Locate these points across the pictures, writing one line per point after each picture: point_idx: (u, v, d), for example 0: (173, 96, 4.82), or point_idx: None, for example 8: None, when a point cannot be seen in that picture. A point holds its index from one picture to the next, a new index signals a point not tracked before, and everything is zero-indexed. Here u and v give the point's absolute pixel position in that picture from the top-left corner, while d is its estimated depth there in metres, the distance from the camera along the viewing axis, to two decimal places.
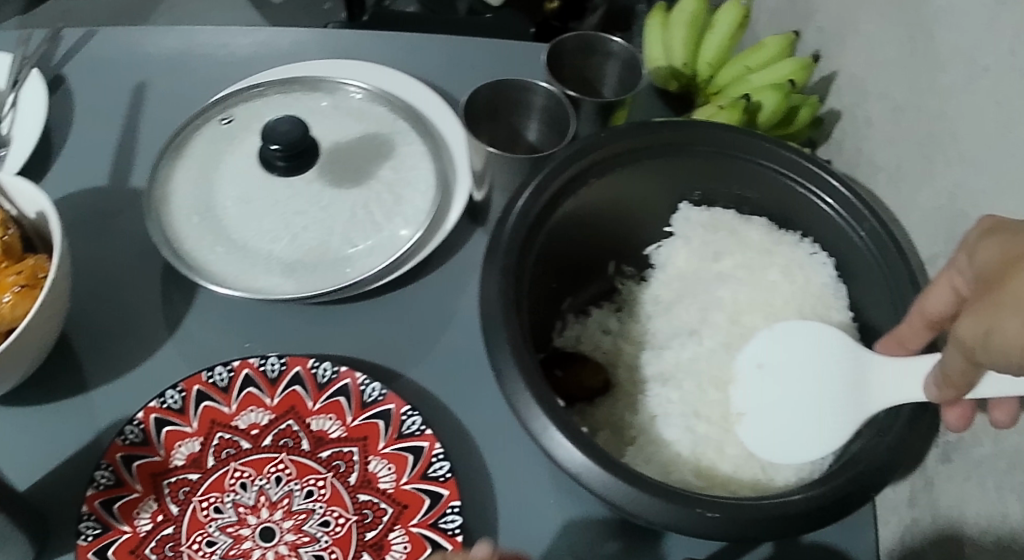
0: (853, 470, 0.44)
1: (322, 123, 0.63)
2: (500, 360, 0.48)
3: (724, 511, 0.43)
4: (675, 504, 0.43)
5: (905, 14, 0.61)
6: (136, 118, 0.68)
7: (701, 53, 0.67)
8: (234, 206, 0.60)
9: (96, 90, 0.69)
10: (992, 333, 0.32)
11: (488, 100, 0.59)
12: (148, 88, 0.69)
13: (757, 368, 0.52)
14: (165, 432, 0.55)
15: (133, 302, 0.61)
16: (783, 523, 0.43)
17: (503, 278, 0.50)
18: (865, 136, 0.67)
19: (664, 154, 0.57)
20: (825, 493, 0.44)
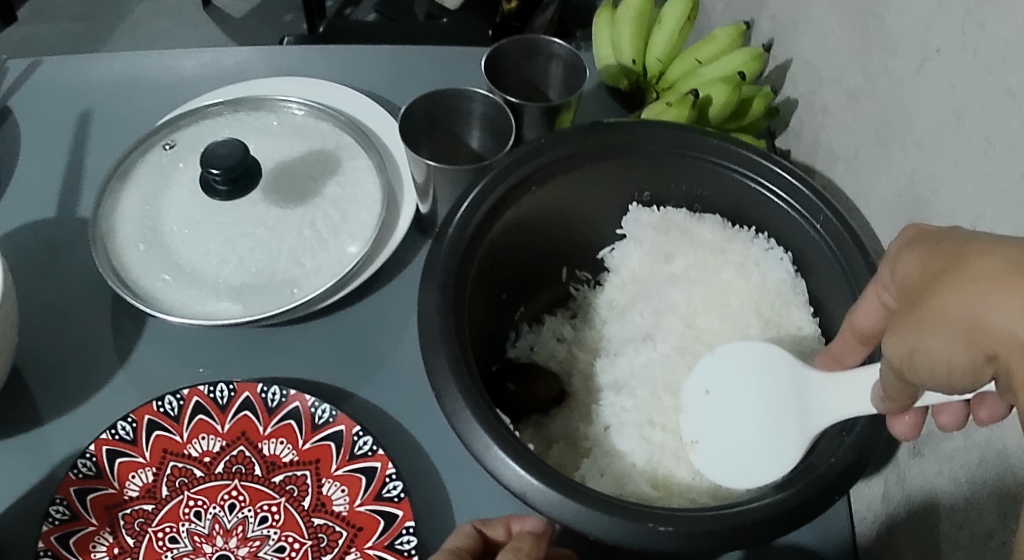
0: (813, 475, 0.42)
1: (266, 143, 0.63)
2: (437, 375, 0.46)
3: (677, 524, 0.41)
4: (631, 519, 0.40)
5: None
6: (83, 148, 0.67)
7: (650, 49, 0.65)
8: (180, 231, 0.60)
9: (42, 122, 0.68)
10: (916, 351, 0.28)
11: (428, 110, 0.58)
12: (94, 116, 0.69)
13: (706, 393, 0.49)
14: (119, 463, 0.54)
15: (83, 333, 0.61)
16: (741, 534, 0.41)
17: (442, 294, 0.48)
18: (821, 124, 0.65)
19: (609, 157, 0.55)
20: (785, 499, 0.41)
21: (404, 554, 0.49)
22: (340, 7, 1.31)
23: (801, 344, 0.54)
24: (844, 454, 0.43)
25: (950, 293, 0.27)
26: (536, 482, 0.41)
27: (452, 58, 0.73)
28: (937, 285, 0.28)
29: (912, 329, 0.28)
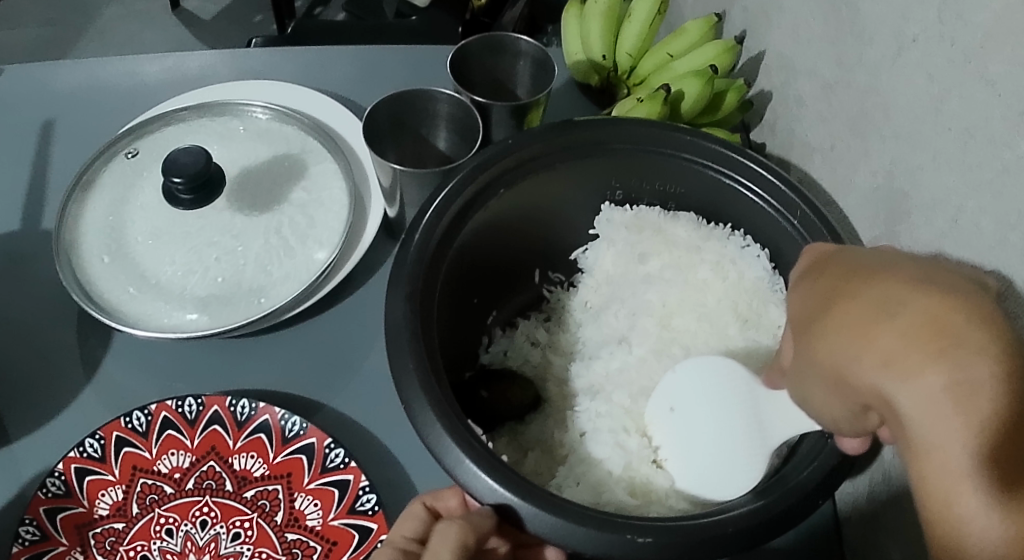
0: (790, 483, 0.41)
1: (230, 148, 0.61)
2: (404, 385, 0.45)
3: (656, 536, 0.39)
4: (607, 530, 0.39)
5: None
6: (45, 158, 0.66)
7: (620, 44, 0.64)
8: (144, 241, 0.58)
9: (2, 132, 0.67)
10: (810, 399, 0.32)
11: (393, 112, 0.56)
12: (56, 125, 0.67)
13: (670, 409, 0.49)
14: (87, 481, 0.53)
15: (49, 348, 0.59)
16: (717, 545, 0.40)
17: (409, 304, 0.46)
18: (796, 116, 0.64)
19: (581, 155, 0.54)
20: (762, 509, 0.41)
21: None
22: (311, 6, 1.29)
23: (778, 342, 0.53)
24: (822, 460, 0.42)
25: (860, 359, 0.26)
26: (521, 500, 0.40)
27: (420, 57, 0.72)
28: (840, 343, 0.27)
29: (833, 381, 0.29)
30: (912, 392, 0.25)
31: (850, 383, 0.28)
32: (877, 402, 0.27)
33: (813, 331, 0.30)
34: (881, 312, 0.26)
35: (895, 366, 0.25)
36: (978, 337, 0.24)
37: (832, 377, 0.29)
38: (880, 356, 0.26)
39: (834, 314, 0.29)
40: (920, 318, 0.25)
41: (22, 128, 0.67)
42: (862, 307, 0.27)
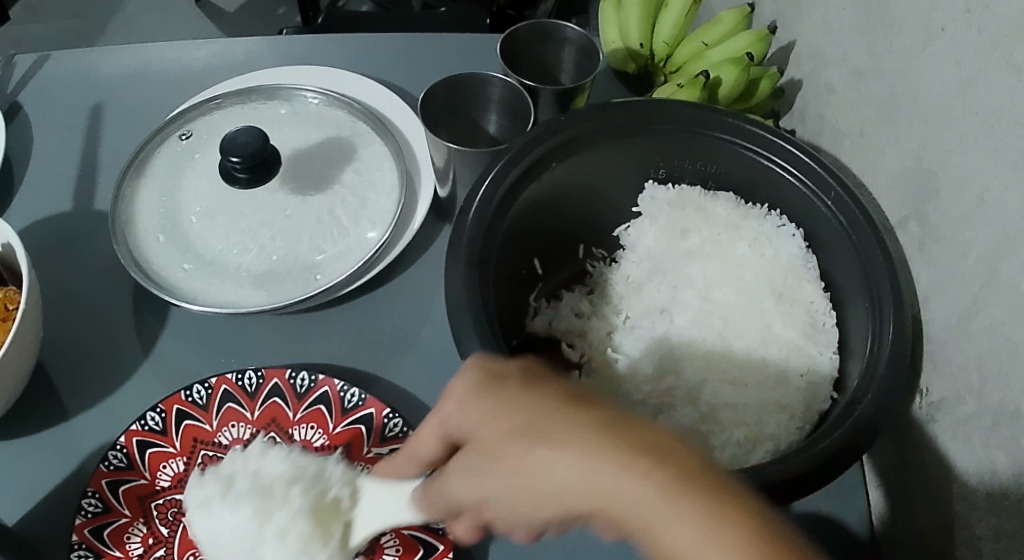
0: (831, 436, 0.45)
1: (282, 131, 0.63)
2: (468, 349, 0.48)
3: None
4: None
5: None
6: (96, 140, 0.67)
7: (657, 33, 0.66)
8: (199, 220, 0.60)
9: (54, 116, 0.69)
10: (483, 489, 0.34)
11: (447, 94, 0.59)
12: (103, 110, 0.69)
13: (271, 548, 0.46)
14: (149, 454, 0.55)
15: (105, 325, 0.61)
16: (765, 494, 0.42)
17: (468, 266, 0.49)
18: (827, 103, 0.66)
19: (626, 134, 0.56)
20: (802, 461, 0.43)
21: (442, 534, 0.50)
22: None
23: (811, 318, 0.55)
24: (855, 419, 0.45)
25: (644, 475, 0.30)
26: None
27: (462, 47, 0.74)
28: (569, 461, 0.32)
29: (561, 441, 0.32)
30: (617, 479, 0.31)
31: (624, 454, 0.31)
32: (595, 504, 0.31)
33: (485, 422, 0.35)
34: (597, 424, 0.32)
35: (628, 455, 0.31)
36: (665, 474, 0.30)
37: (602, 423, 0.32)
38: (594, 423, 0.32)
39: (568, 396, 0.34)
40: (618, 433, 0.32)
41: (70, 114, 0.69)
42: (573, 404, 0.33)
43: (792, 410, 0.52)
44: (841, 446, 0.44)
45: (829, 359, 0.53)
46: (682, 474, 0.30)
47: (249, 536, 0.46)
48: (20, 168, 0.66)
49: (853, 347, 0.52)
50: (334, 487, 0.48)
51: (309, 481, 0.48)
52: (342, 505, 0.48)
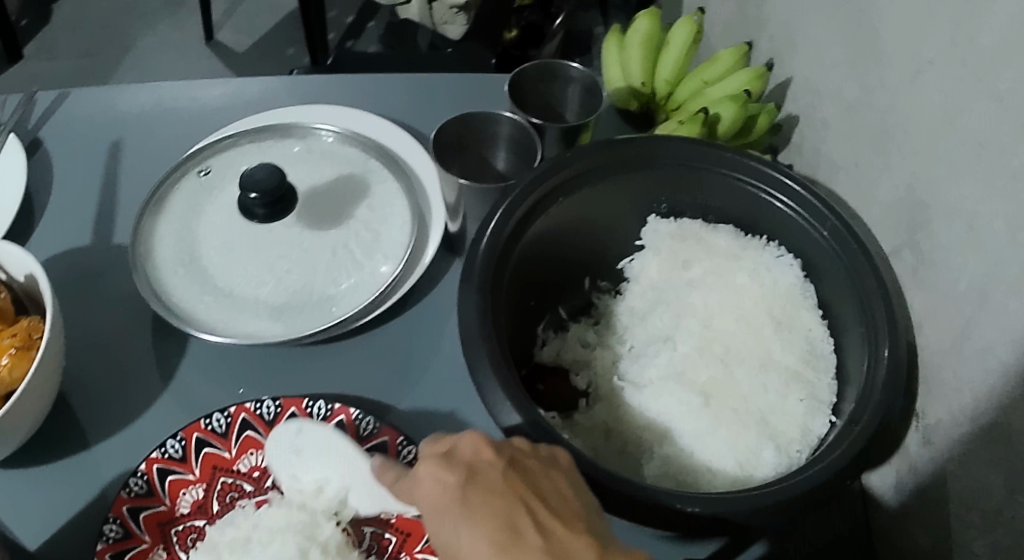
0: (822, 462, 0.47)
1: (298, 168, 0.65)
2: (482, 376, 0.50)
3: (703, 507, 0.45)
4: (660, 503, 0.45)
5: (848, 16, 0.64)
6: (115, 175, 0.69)
7: (658, 72, 0.69)
8: (218, 254, 0.62)
9: (73, 151, 0.71)
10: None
11: (458, 132, 0.61)
12: (121, 145, 0.71)
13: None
14: (169, 481, 0.56)
15: (125, 357, 0.62)
16: (756, 515, 0.45)
17: (481, 296, 0.52)
18: (822, 136, 0.69)
19: (630, 169, 0.59)
20: (794, 485, 0.46)
21: None
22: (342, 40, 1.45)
23: (809, 345, 0.58)
24: (848, 445, 0.47)
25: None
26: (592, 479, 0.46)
27: (469, 85, 0.77)
28: None
29: None
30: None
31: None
32: None
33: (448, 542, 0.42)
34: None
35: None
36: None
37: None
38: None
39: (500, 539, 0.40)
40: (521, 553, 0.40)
41: (90, 148, 0.71)
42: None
43: (791, 436, 0.53)
44: (837, 467, 0.47)
45: (828, 387, 0.56)
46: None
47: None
48: (42, 202, 0.69)
49: (851, 373, 0.54)
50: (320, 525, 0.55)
51: (309, 536, 0.54)
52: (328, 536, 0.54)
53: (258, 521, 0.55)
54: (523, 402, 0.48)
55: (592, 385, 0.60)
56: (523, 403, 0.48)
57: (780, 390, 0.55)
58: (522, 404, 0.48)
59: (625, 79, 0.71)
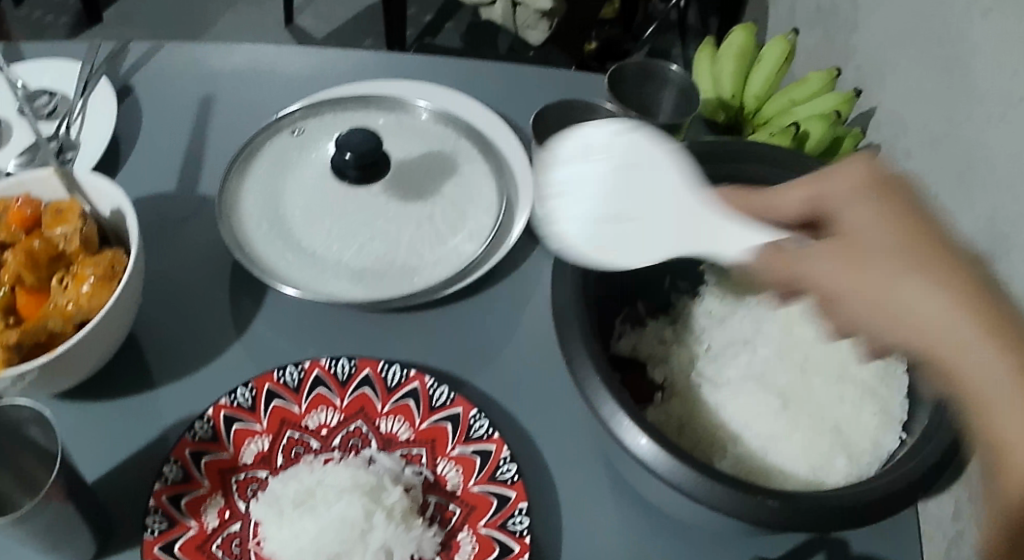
0: (897, 471, 0.47)
1: (391, 139, 0.66)
2: (572, 348, 0.51)
3: (782, 501, 0.46)
4: (738, 493, 0.46)
5: (941, 49, 0.65)
6: (205, 126, 0.70)
7: (747, 87, 0.71)
8: (302, 214, 0.62)
9: (165, 100, 0.72)
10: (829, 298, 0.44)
11: (556, 119, 0.62)
12: (213, 99, 0.72)
13: (365, 534, 0.52)
14: (234, 429, 0.56)
15: (199, 305, 0.63)
16: (830, 516, 0.46)
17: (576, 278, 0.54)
18: (902, 168, 0.70)
19: (724, 175, 0.61)
20: (871, 489, 0.46)
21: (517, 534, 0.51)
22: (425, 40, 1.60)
23: (885, 362, 0.56)
24: (924, 457, 0.47)
25: (938, 281, 0.38)
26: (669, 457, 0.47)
27: (560, 80, 0.78)
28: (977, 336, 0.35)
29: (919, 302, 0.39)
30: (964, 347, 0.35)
31: (932, 269, 0.39)
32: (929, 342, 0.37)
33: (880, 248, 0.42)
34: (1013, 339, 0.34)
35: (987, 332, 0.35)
36: (943, 302, 0.37)
37: (927, 270, 0.39)
38: (946, 295, 0.37)
39: (885, 245, 0.42)
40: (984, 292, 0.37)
41: (183, 99, 0.72)
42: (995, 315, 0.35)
43: (863, 449, 0.53)
44: (907, 479, 0.47)
45: (902, 404, 0.54)
46: (967, 293, 0.37)
47: (347, 530, 0.52)
48: (132, 146, 0.69)
49: (924, 396, 0.52)
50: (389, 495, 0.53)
51: (372, 492, 0.54)
52: (396, 511, 0.53)
53: (324, 476, 0.55)
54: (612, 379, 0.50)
55: (669, 381, 0.58)
56: (612, 381, 0.50)
57: (856, 403, 0.55)
58: (612, 383, 0.49)
59: (715, 91, 0.72)
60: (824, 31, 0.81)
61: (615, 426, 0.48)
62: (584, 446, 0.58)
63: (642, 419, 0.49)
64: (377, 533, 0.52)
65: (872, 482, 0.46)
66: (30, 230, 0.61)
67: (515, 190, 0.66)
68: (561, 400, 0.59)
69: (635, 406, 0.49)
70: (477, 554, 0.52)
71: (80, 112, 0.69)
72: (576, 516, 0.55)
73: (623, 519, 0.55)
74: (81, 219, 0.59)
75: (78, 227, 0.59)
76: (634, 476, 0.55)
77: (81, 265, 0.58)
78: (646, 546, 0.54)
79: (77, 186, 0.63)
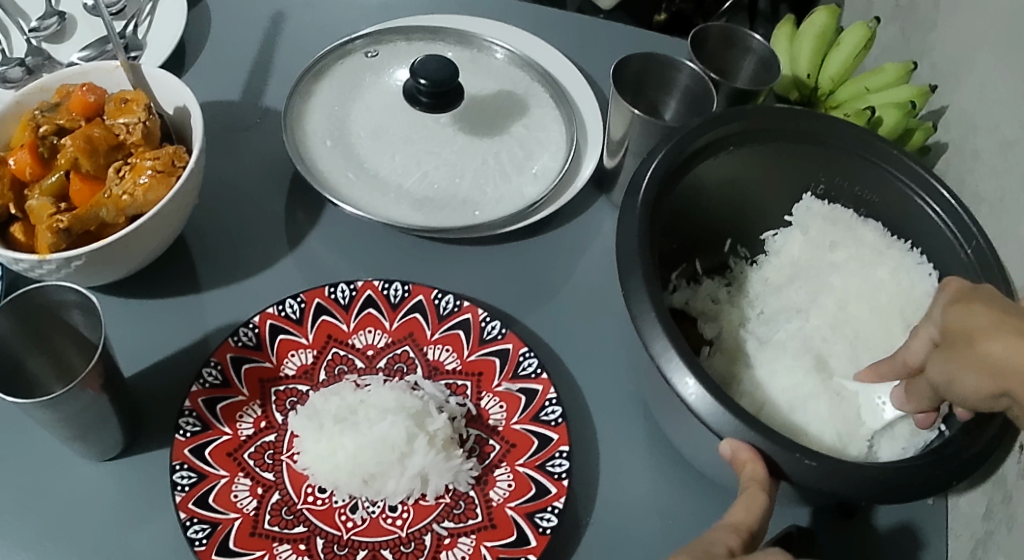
0: (942, 460, 0.45)
1: (468, 76, 0.66)
2: (634, 291, 0.48)
3: (822, 462, 0.44)
4: (788, 451, 0.43)
5: (1012, 49, 0.61)
6: (273, 44, 0.73)
7: (824, 68, 0.71)
8: (368, 135, 0.62)
9: (237, 18, 0.74)
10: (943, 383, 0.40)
11: (637, 70, 0.64)
12: (287, 27, 0.74)
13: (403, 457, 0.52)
14: (280, 339, 0.57)
15: (254, 213, 0.64)
16: (872, 489, 0.43)
17: (644, 219, 0.51)
18: (970, 169, 0.66)
19: (796, 142, 0.59)
20: (915, 469, 0.44)
21: (555, 476, 0.50)
22: None
23: None
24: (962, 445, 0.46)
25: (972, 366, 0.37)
26: (722, 408, 0.44)
27: (631, 42, 0.78)
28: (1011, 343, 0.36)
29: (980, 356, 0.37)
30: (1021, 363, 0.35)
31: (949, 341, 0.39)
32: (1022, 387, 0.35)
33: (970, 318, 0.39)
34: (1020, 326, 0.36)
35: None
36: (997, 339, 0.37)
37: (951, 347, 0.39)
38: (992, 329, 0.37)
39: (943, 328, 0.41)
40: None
41: (255, 24, 0.74)
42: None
43: (900, 431, 0.53)
44: (951, 465, 0.45)
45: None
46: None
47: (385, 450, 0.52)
48: (202, 61, 0.71)
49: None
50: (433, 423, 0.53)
51: (416, 419, 0.53)
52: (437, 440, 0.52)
53: (368, 395, 0.55)
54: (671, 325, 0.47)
55: (718, 338, 0.60)
56: (673, 324, 0.47)
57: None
58: (672, 328, 0.47)
59: (790, 69, 0.73)
60: (900, 28, 0.80)
61: (670, 373, 0.46)
62: (624, 398, 0.58)
63: (697, 364, 0.46)
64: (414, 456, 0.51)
65: (917, 460, 0.45)
66: (91, 118, 0.60)
67: (586, 139, 0.67)
68: (605, 352, 0.59)
69: (691, 351, 0.46)
70: (512, 492, 0.51)
71: (149, 14, 0.70)
72: (608, 464, 0.55)
73: (654, 473, 0.55)
74: (146, 111, 0.58)
75: (141, 119, 0.58)
76: (675, 434, 0.53)
77: (141, 157, 0.57)
78: (678, 507, 0.54)
79: (143, 82, 0.62)
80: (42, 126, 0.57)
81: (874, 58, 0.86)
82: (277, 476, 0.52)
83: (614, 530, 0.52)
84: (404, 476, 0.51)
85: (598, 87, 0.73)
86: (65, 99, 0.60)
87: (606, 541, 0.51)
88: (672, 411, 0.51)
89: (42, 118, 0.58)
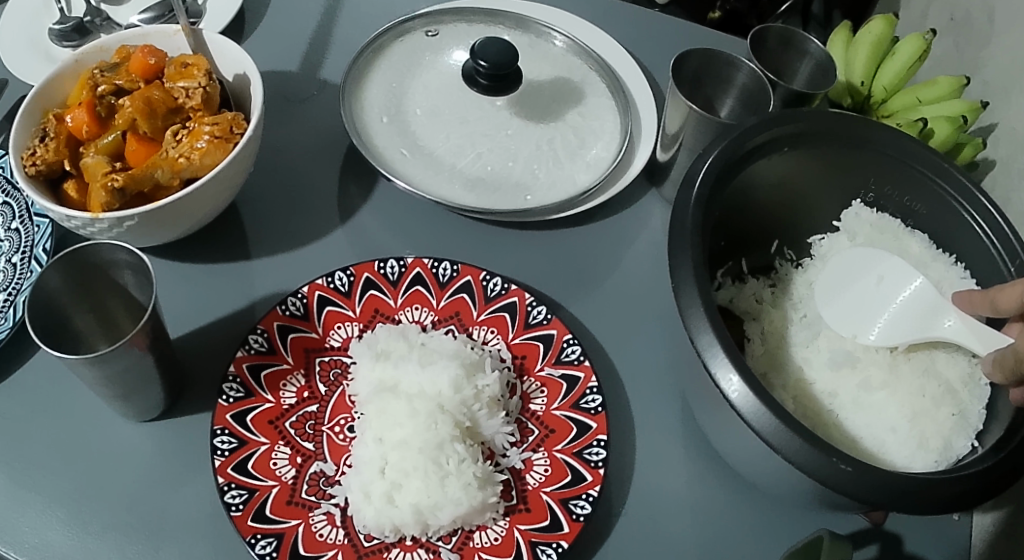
0: (981, 474, 0.44)
1: (524, 62, 0.67)
2: (680, 277, 0.48)
3: (857, 467, 0.43)
4: (817, 449, 0.43)
5: None
6: (332, 22, 0.75)
7: (878, 76, 0.72)
8: (423, 114, 0.63)
9: None
10: None
11: (696, 66, 0.65)
12: (347, 7, 0.76)
13: (881, 273, 0.60)
14: (327, 311, 0.57)
15: (307, 185, 0.65)
16: (904, 497, 0.43)
17: (695, 207, 0.51)
18: (1015, 188, 0.66)
19: (850, 147, 0.59)
20: (951, 483, 0.44)
21: (591, 464, 0.50)
22: None
23: (971, 369, 0.55)
24: (999, 460, 0.45)
25: None
26: (760, 402, 0.44)
27: (688, 38, 0.78)
28: None
29: None
30: None
31: None
32: None
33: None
34: None
35: None
36: None
37: None
38: None
39: None
40: None
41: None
42: None
43: (932, 444, 0.52)
44: (983, 480, 0.44)
45: (980, 410, 0.53)
46: None
47: (874, 299, 0.59)
48: (263, 33, 0.73)
49: (997, 410, 0.51)
50: (474, 405, 0.53)
51: (452, 408, 0.53)
52: (476, 419, 0.54)
53: (428, 340, 0.56)
54: (715, 315, 0.47)
55: (760, 337, 0.60)
56: (717, 314, 0.47)
57: (933, 398, 0.54)
58: (717, 321, 0.47)
59: (844, 75, 0.74)
60: (954, 42, 0.80)
61: (708, 358, 0.46)
62: (662, 390, 0.58)
63: (741, 361, 0.46)
64: (460, 463, 0.50)
65: (956, 473, 0.44)
66: (150, 80, 0.60)
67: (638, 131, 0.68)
68: (646, 343, 0.60)
69: (733, 342, 0.46)
70: (548, 478, 0.51)
71: None
72: (641, 452, 0.55)
73: (686, 465, 0.55)
74: (206, 76, 0.58)
75: (201, 84, 0.58)
76: (709, 427, 0.53)
77: (199, 122, 0.57)
78: (708, 502, 0.54)
79: (203, 48, 0.63)
80: (101, 85, 0.58)
81: (926, 70, 0.85)
82: (316, 447, 0.52)
83: (641, 522, 0.52)
84: (462, 470, 0.50)
85: (655, 81, 0.73)
86: (124, 60, 0.60)
87: (634, 535, 0.52)
88: (706, 401, 0.52)
89: (101, 77, 0.58)
